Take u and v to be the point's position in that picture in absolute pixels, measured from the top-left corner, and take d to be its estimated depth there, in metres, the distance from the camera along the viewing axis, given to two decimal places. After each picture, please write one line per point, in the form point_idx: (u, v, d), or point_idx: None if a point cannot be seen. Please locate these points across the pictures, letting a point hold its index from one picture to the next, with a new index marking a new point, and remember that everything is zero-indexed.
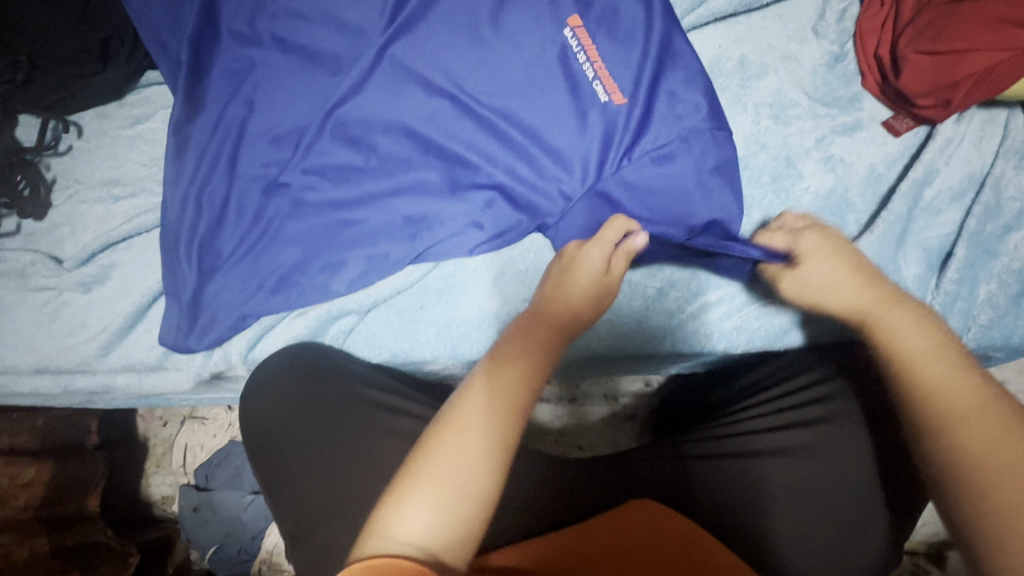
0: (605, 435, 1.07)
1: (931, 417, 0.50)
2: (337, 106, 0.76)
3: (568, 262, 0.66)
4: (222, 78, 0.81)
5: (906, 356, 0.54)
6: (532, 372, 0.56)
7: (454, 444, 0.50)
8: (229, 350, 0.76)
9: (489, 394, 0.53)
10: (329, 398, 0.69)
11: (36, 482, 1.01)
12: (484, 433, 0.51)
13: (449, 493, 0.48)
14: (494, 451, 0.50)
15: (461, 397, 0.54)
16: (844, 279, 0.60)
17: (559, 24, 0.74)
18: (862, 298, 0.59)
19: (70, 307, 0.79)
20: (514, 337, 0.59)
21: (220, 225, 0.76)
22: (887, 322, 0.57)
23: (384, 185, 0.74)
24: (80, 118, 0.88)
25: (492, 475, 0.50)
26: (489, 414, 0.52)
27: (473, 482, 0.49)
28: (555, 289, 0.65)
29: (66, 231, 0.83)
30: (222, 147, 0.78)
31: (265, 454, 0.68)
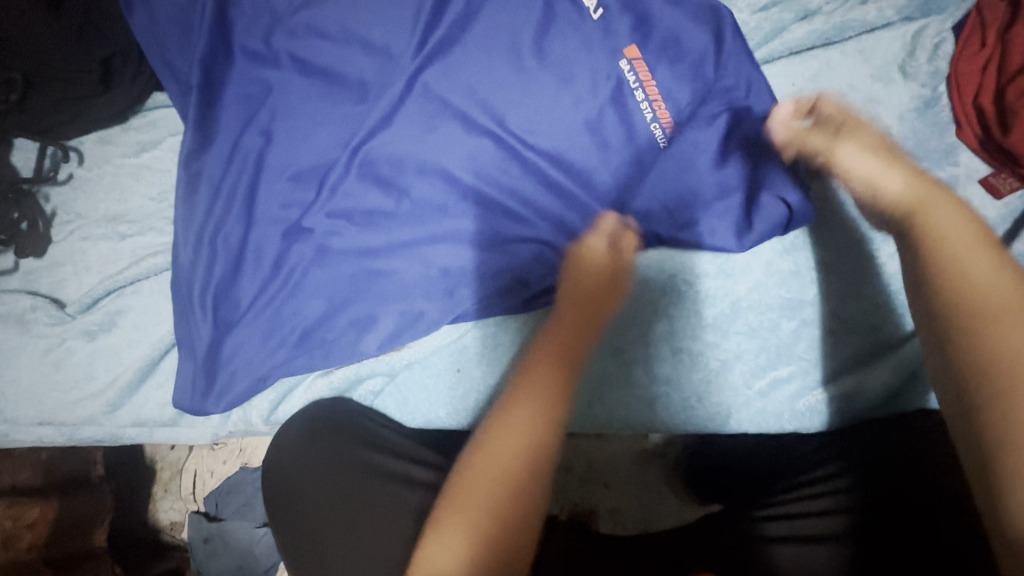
0: (635, 477, 0.97)
1: (953, 312, 0.42)
2: (364, 141, 0.69)
3: (591, 275, 0.59)
4: (235, 103, 0.73)
5: (944, 246, 0.45)
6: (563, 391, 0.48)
7: (479, 474, 0.45)
8: (250, 411, 0.71)
9: (516, 417, 0.47)
10: (355, 440, 0.64)
11: (40, 523, 0.98)
12: (511, 461, 0.45)
13: (483, 524, 0.43)
14: (524, 481, 0.45)
15: (493, 432, 0.47)
16: (886, 170, 0.52)
17: (614, 54, 0.66)
18: (910, 186, 0.50)
19: (74, 357, 0.73)
20: (545, 346, 0.52)
21: (234, 273, 0.69)
22: (928, 213, 0.48)
23: (419, 234, 0.68)
24: (82, 142, 0.81)
25: (524, 509, 0.44)
26: (524, 443, 0.46)
27: (508, 515, 0.44)
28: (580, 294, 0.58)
29: (68, 270, 0.76)
30: (236, 183, 0.71)
31: (278, 517, 0.61)
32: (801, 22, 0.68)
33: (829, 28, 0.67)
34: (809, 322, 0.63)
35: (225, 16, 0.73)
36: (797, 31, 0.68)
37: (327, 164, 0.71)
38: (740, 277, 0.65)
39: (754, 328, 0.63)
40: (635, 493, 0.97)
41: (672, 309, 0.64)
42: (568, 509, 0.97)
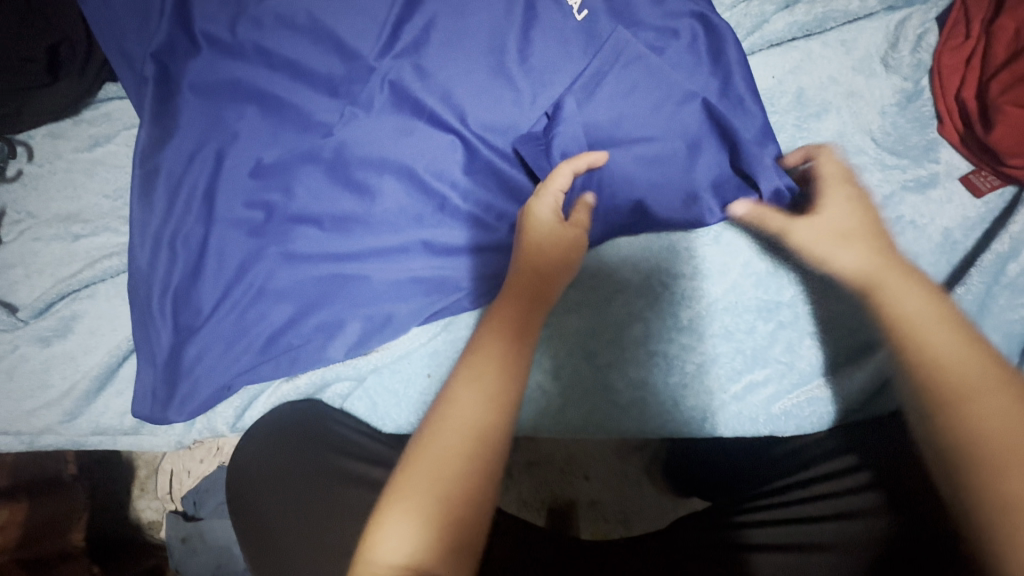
0: (616, 467, 0.97)
1: (932, 392, 0.43)
2: (340, 142, 0.68)
3: (541, 243, 0.55)
4: (196, 97, 0.70)
5: (904, 324, 0.46)
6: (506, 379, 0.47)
7: (424, 468, 0.43)
8: (215, 419, 0.68)
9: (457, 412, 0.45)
10: (319, 444, 0.62)
11: (10, 524, 0.95)
12: (456, 454, 0.43)
13: (432, 515, 0.41)
14: (471, 464, 0.43)
15: (452, 401, 0.46)
16: (851, 233, 0.52)
17: (590, 48, 0.65)
18: (865, 258, 0.50)
19: (28, 364, 0.70)
20: (483, 336, 0.49)
21: (191, 276, 0.66)
22: (888, 282, 0.48)
23: (387, 235, 0.66)
24: (29, 137, 0.77)
25: (478, 498, 0.43)
26: (469, 432, 0.44)
27: (456, 506, 0.42)
28: (529, 274, 0.53)
29: (20, 272, 0.72)
30: (197, 180, 0.68)
31: (250, 520, 0.58)
32: (783, 12, 0.65)
33: (811, 19, 0.65)
34: (785, 324, 0.62)
35: (186, 5, 0.70)
36: (778, 23, 0.65)
37: (295, 159, 0.68)
38: (717, 279, 0.63)
39: (730, 331, 0.62)
40: (616, 484, 0.96)
41: (646, 311, 0.63)
42: (548, 502, 0.96)
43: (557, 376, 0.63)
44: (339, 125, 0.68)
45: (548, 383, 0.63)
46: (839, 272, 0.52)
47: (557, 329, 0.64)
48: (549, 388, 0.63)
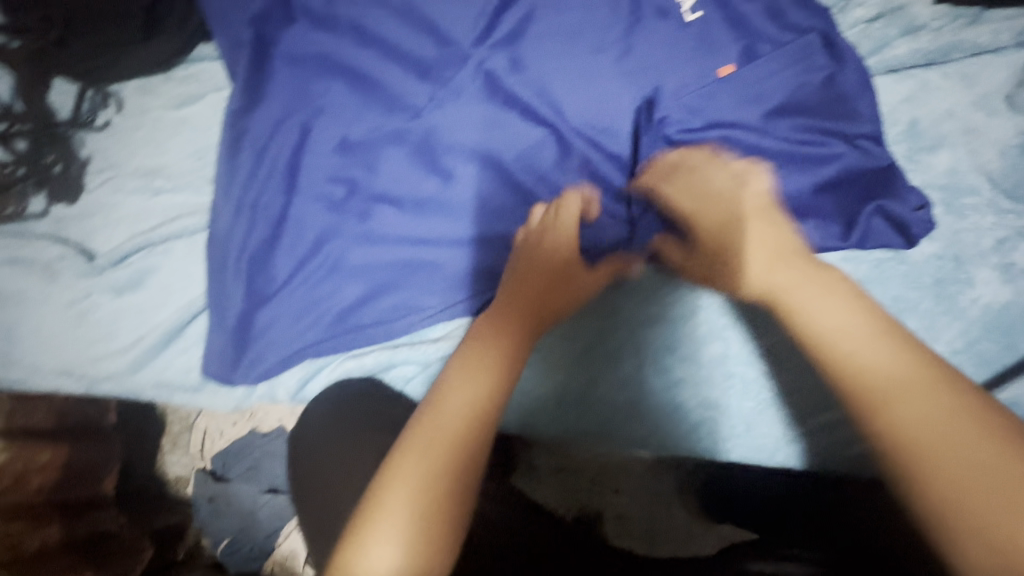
0: None
1: (850, 400, 0.41)
2: (427, 127, 0.67)
3: (541, 259, 0.57)
4: (287, 68, 0.70)
5: (815, 340, 0.44)
6: (481, 383, 0.48)
7: (413, 463, 0.44)
8: (277, 387, 0.68)
9: (432, 433, 0.45)
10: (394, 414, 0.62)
11: (51, 467, 0.97)
12: (446, 438, 0.45)
13: (426, 509, 0.43)
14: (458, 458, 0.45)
15: (443, 399, 0.48)
16: (757, 247, 0.51)
17: (697, 56, 0.63)
18: (764, 279, 0.49)
19: (99, 312, 0.71)
20: (473, 343, 0.51)
21: (267, 245, 0.67)
22: (789, 300, 0.47)
23: (466, 224, 0.65)
24: (120, 90, 0.78)
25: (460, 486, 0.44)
26: (465, 413, 0.47)
27: (436, 512, 0.43)
28: (524, 287, 0.55)
29: (98, 221, 0.73)
30: (280, 150, 0.68)
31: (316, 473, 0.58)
32: (905, 38, 0.63)
33: (934, 49, 0.63)
34: None
35: None
36: (899, 48, 0.63)
37: (379, 138, 0.68)
38: None
39: None
40: None
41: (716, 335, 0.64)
42: None
43: (629, 386, 0.63)
44: (427, 108, 0.68)
45: (619, 392, 0.63)
46: (754, 291, 0.50)
47: (630, 338, 0.64)
48: (619, 398, 0.63)
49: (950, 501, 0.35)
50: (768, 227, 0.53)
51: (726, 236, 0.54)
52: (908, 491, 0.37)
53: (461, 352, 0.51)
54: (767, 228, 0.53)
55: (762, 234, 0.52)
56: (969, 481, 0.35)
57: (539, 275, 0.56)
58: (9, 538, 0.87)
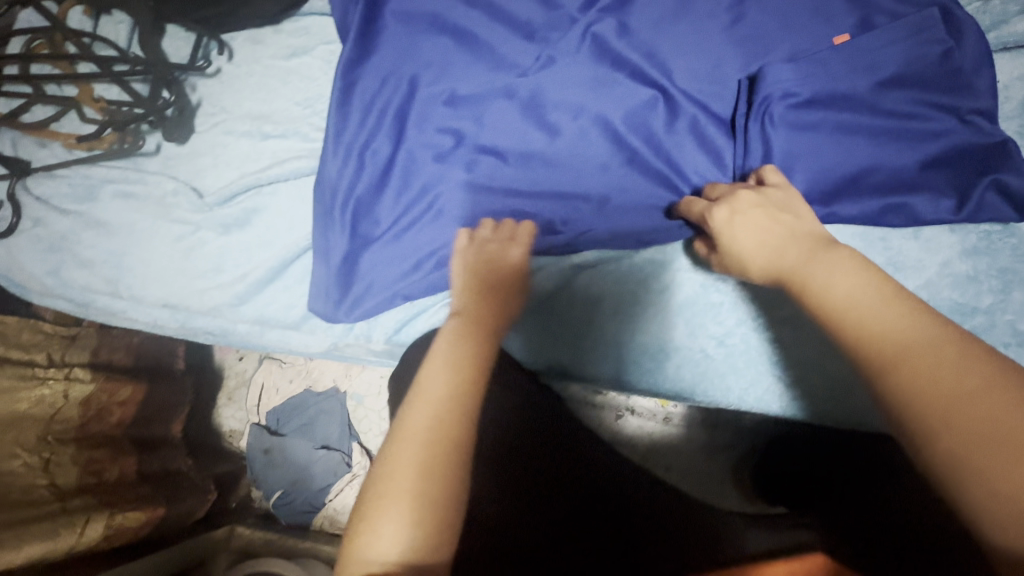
0: (700, 464, 1.00)
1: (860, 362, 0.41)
2: (535, 84, 0.69)
3: (501, 266, 0.61)
4: (398, 23, 0.72)
5: (827, 307, 0.44)
6: (451, 371, 0.49)
7: (405, 449, 0.45)
8: (374, 327, 0.72)
9: (419, 416, 0.47)
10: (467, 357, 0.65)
11: (130, 402, 0.99)
12: (430, 424, 0.46)
13: (426, 493, 0.43)
14: (450, 440, 0.45)
15: (428, 385, 0.48)
16: (765, 231, 0.52)
17: (812, 26, 0.64)
18: (770, 261, 0.50)
19: (206, 247, 0.75)
20: (449, 330, 0.53)
21: (376, 190, 0.69)
22: (798, 275, 0.48)
23: (569, 179, 0.67)
24: (232, 39, 0.81)
25: (457, 468, 0.45)
26: (447, 395, 0.47)
27: (435, 494, 0.44)
28: (485, 289, 0.59)
29: (208, 161, 0.77)
30: (390, 102, 0.71)
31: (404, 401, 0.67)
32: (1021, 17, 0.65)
33: None
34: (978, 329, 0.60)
35: None
36: (1015, 27, 0.65)
37: (486, 95, 0.70)
38: (911, 274, 0.62)
39: None
40: (700, 477, 0.99)
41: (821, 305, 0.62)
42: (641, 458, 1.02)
43: (725, 343, 0.62)
44: (533, 69, 0.69)
45: (713, 349, 0.63)
46: (761, 276, 0.51)
47: (734, 295, 0.63)
48: (714, 356, 0.63)
49: (958, 446, 0.35)
50: (767, 217, 0.53)
51: (731, 219, 0.55)
52: (919, 446, 0.37)
53: (438, 344, 0.52)
54: (776, 227, 0.52)
55: (757, 235, 0.52)
56: (981, 425, 0.35)
57: (491, 273, 0.60)
58: (94, 463, 0.90)
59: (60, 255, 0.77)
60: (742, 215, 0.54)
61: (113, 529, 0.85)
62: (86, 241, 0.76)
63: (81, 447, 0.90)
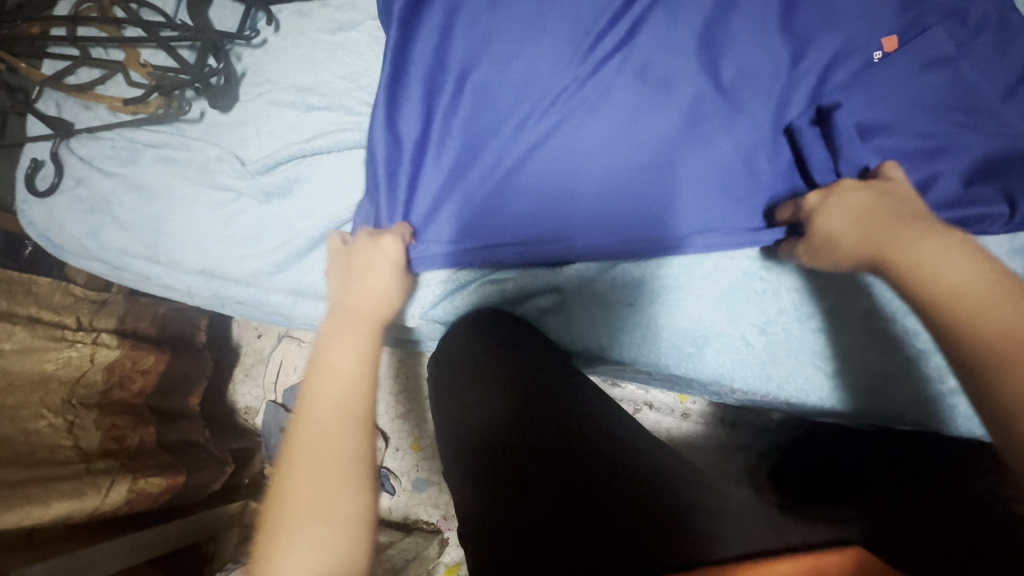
0: (714, 461, 0.99)
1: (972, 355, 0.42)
2: (584, 75, 0.68)
3: (358, 263, 0.65)
4: (441, 7, 0.71)
5: (935, 297, 0.45)
6: (332, 388, 0.55)
7: (301, 472, 0.50)
8: (412, 302, 0.72)
9: (309, 448, 0.51)
10: (504, 337, 0.65)
11: (153, 371, 0.98)
12: (317, 443, 0.51)
13: (319, 508, 0.48)
14: (338, 451, 0.51)
15: (309, 407, 0.54)
16: (868, 215, 0.52)
17: (869, 20, 0.64)
18: (864, 244, 0.51)
19: (247, 215, 0.75)
20: (335, 345, 0.59)
21: (415, 175, 0.70)
22: (899, 257, 0.48)
23: (606, 172, 0.66)
24: (280, 12, 0.82)
25: (349, 469, 0.51)
26: (333, 409, 0.54)
27: (328, 506, 0.48)
28: (357, 296, 0.63)
29: (251, 131, 0.77)
30: (437, 90, 0.71)
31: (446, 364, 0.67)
32: None
33: None
34: None
35: None
36: None
37: (526, 84, 0.69)
38: None
39: None
40: (714, 474, 0.98)
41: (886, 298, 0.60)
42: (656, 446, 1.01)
43: (768, 332, 0.62)
44: (574, 62, 0.68)
45: (754, 337, 0.62)
46: (854, 260, 0.52)
47: (776, 286, 0.63)
48: (755, 343, 0.62)
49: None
50: (872, 211, 0.53)
51: (825, 206, 0.56)
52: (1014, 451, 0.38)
53: (314, 362, 0.58)
54: (882, 210, 0.53)
55: (852, 215, 0.54)
56: None
57: (354, 273, 0.65)
58: (115, 429, 0.89)
59: (100, 216, 0.77)
60: (838, 205, 0.55)
61: (135, 493, 0.84)
62: (127, 204, 0.77)
63: (103, 412, 0.90)
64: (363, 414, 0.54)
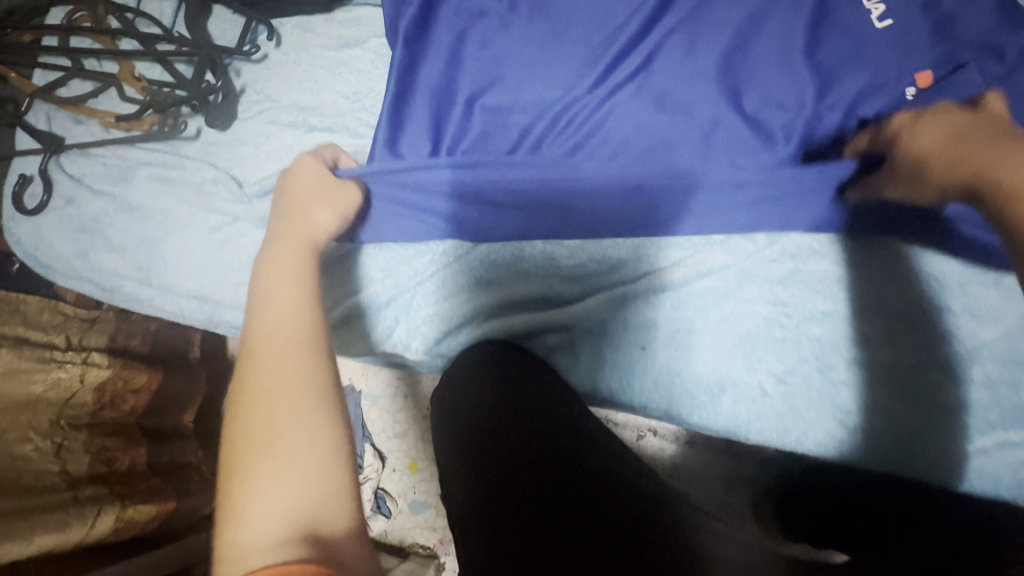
0: (719, 495, 0.94)
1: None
2: (597, 104, 0.65)
3: (298, 189, 0.63)
4: (449, 29, 0.69)
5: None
6: (280, 312, 0.50)
7: (254, 404, 0.44)
8: (413, 336, 0.69)
9: (267, 379, 0.45)
10: (517, 369, 0.62)
11: (145, 390, 0.94)
12: (267, 367, 0.46)
13: (275, 435, 0.42)
14: (291, 369, 0.46)
15: (254, 333, 0.49)
16: (957, 134, 0.54)
17: (904, 54, 0.60)
18: (958, 168, 0.53)
19: (243, 240, 0.72)
20: (277, 271, 0.54)
21: (406, 203, 0.68)
22: (997, 179, 0.51)
23: (603, 212, 0.64)
24: (282, 26, 0.78)
25: (306, 386, 0.45)
26: (278, 333, 0.48)
27: (284, 429, 0.42)
28: (294, 223, 0.59)
29: (250, 150, 0.74)
30: (443, 115, 0.68)
31: (451, 393, 0.63)
32: None
33: None
34: None
35: None
36: None
37: (534, 116, 0.67)
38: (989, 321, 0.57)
39: (992, 380, 0.56)
40: (717, 510, 0.93)
41: (938, 345, 0.57)
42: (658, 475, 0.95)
43: (786, 382, 0.59)
44: (581, 88, 0.65)
45: (772, 386, 0.60)
46: (943, 186, 0.54)
47: (795, 333, 0.60)
48: (772, 393, 0.59)
49: None
50: (960, 126, 0.54)
51: (914, 130, 0.56)
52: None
53: (258, 290, 0.53)
54: (965, 129, 0.54)
55: (943, 137, 0.54)
56: None
57: (299, 199, 0.62)
58: (105, 451, 0.86)
59: (90, 236, 0.74)
60: (925, 131, 0.55)
61: (122, 522, 0.82)
62: (119, 224, 0.74)
63: (93, 434, 0.86)
64: (315, 337, 0.49)
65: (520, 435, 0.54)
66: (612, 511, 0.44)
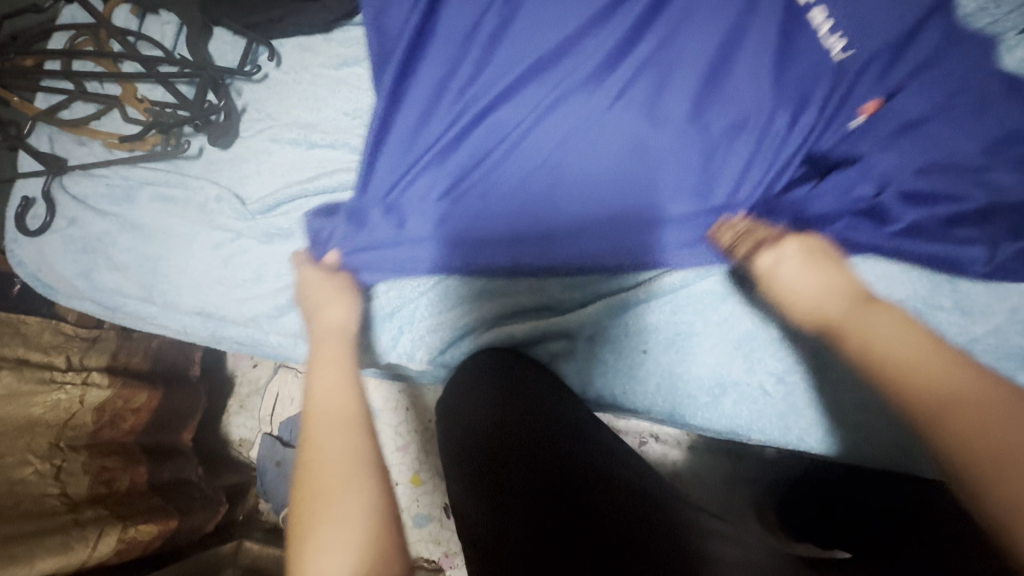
0: (721, 496, 0.93)
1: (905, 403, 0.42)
2: (586, 103, 0.63)
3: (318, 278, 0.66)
4: (431, 28, 0.64)
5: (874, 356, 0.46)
6: (333, 391, 0.56)
7: (318, 474, 0.49)
8: (418, 346, 0.70)
9: (322, 459, 0.50)
10: (526, 379, 0.62)
11: (146, 409, 0.95)
12: (327, 439, 0.51)
13: (336, 504, 0.47)
14: (345, 444, 0.51)
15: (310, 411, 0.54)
16: (809, 275, 0.55)
17: None
18: (821, 309, 0.53)
19: (247, 255, 0.73)
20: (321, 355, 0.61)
21: (397, 210, 0.65)
22: (850, 323, 0.50)
23: (597, 218, 0.63)
24: (281, 46, 0.80)
25: (356, 459, 0.50)
26: (333, 412, 0.54)
27: (342, 498, 0.47)
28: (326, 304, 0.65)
29: (252, 168, 0.76)
30: (417, 114, 0.63)
31: (456, 417, 0.61)
32: None
33: None
34: None
35: None
36: None
37: (523, 119, 0.64)
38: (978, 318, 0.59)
39: None
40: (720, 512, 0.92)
41: None
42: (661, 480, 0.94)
43: (785, 381, 0.61)
44: (577, 93, 0.60)
45: (771, 386, 0.61)
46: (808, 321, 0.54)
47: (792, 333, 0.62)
48: (771, 393, 0.61)
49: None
50: (817, 274, 0.55)
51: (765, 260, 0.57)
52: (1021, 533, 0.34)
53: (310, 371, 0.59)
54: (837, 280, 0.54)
55: (809, 285, 0.55)
56: None
57: (319, 290, 0.66)
58: (105, 472, 0.86)
59: (92, 256, 0.75)
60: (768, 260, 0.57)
61: (125, 543, 0.81)
62: (121, 244, 0.74)
63: (92, 454, 0.86)
64: (363, 415, 0.54)
65: (516, 461, 0.53)
66: (615, 528, 0.44)
